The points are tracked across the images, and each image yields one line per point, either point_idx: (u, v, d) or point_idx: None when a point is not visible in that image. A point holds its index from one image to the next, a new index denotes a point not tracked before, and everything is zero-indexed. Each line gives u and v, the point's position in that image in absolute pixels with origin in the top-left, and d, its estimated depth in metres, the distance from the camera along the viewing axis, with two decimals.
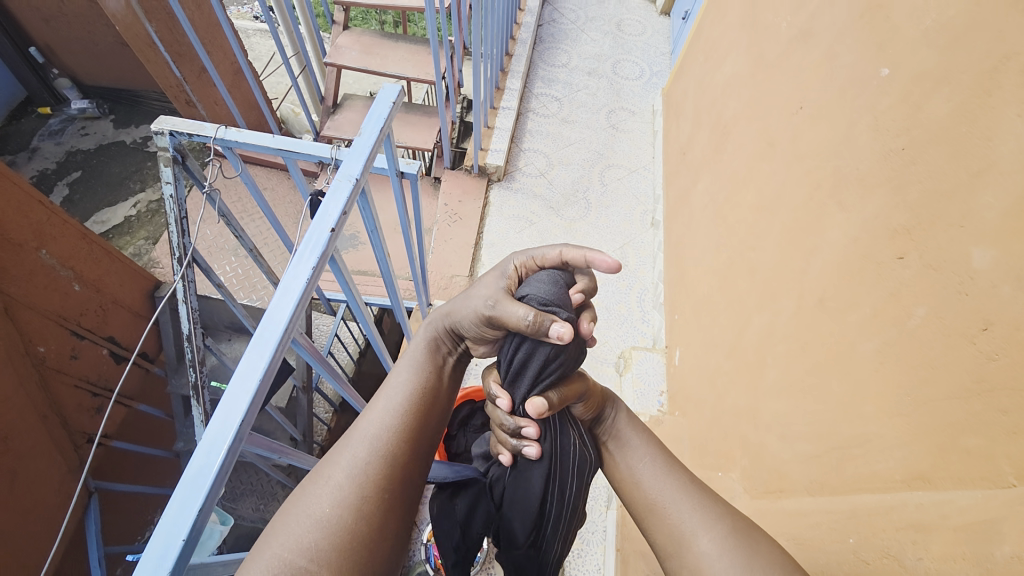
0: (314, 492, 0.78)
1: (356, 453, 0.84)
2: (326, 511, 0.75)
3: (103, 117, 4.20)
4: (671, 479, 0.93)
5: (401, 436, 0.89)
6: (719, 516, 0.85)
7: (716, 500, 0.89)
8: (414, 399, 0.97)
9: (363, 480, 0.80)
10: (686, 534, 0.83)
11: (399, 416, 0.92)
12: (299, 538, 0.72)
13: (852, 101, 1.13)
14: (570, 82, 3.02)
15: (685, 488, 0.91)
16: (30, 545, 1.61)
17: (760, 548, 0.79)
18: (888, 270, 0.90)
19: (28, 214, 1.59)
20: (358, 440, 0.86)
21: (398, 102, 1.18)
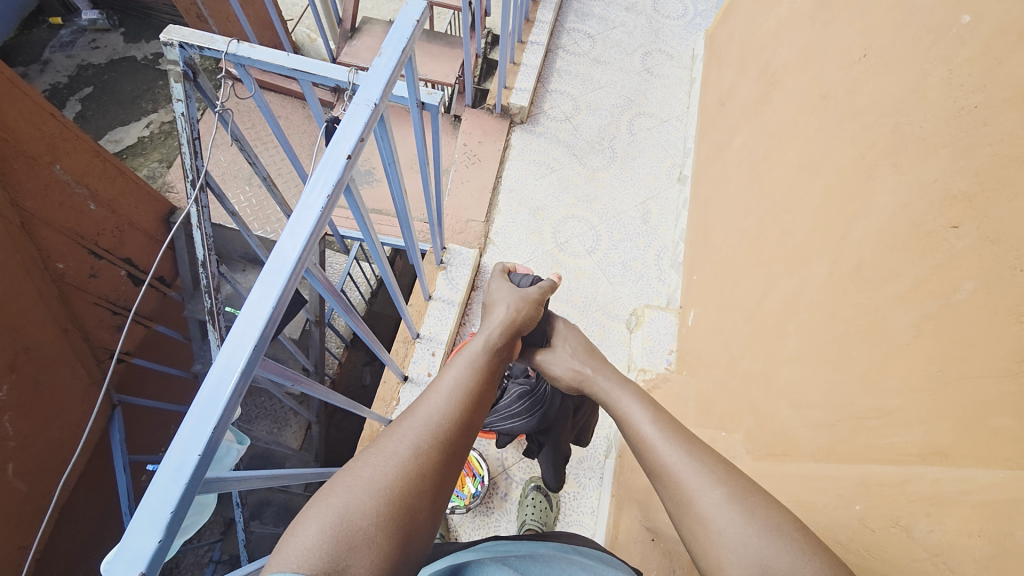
0: (388, 446, 0.76)
1: (431, 417, 0.83)
2: (399, 463, 0.74)
3: (113, 30, 4.03)
4: (672, 444, 0.86)
5: (470, 408, 0.89)
6: (720, 478, 0.78)
7: (720, 462, 0.82)
8: (482, 377, 0.98)
9: (437, 441, 0.80)
10: (688, 494, 0.78)
11: (468, 389, 0.92)
12: (373, 483, 0.70)
13: (926, 50, 1.01)
14: (606, 18, 2.79)
15: (694, 451, 0.84)
16: (53, 450, 1.70)
17: (757, 508, 0.73)
18: (940, 239, 0.84)
19: (39, 125, 1.55)
20: (431, 404, 0.86)
21: (421, 22, 1.09)
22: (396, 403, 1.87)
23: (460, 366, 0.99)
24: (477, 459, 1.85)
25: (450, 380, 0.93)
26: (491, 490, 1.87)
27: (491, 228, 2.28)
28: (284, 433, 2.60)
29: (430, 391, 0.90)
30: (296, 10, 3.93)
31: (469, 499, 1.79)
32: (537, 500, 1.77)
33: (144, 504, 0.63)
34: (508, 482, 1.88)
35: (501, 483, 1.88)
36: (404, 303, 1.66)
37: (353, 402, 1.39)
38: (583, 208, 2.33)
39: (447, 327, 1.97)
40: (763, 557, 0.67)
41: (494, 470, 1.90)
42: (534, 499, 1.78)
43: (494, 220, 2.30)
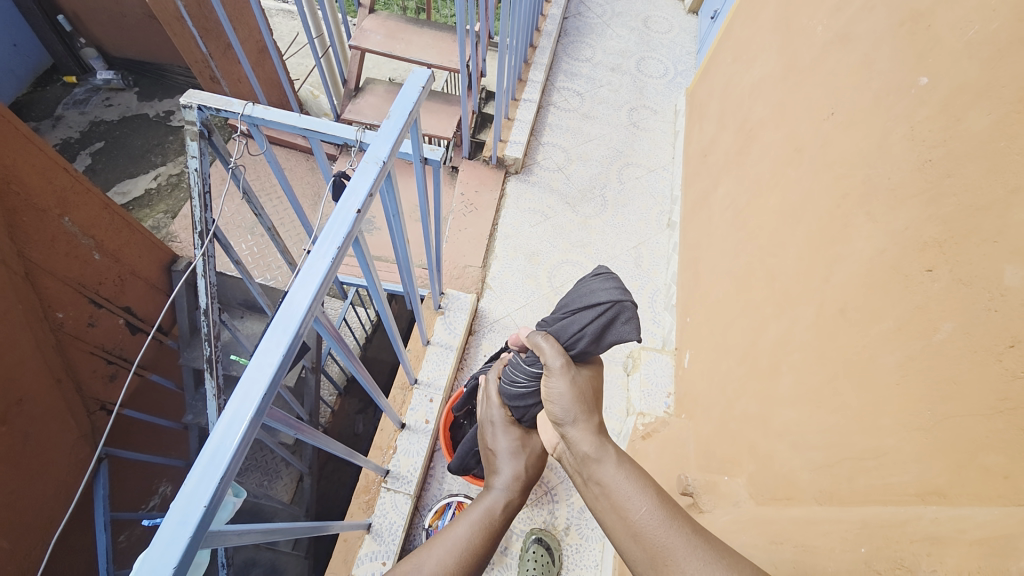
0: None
1: (433, 570, 0.91)
2: None
3: (127, 89, 4.23)
4: (676, 528, 0.86)
5: (470, 569, 0.95)
6: (728, 563, 0.80)
7: (726, 546, 0.83)
8: (491, 532, 1.03)
9: None
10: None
11: (475, 546, 0.98)
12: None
13: (887, 110, 1.11)
14: (593, 77, 3.00)
15: (690, 538, 0.84)
16: (39, 506, 1.65)
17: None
18: (916, 282, 0.90)
19: (52, 179, 1.60)
20: (436, 556, 0.93)
21: (426, 86, 1.18)
22: (393, 451, 1.83)
23: (474, 516, 1.04)
24: None
25: (461, 529, 1.00)
26: None
27: (488, 273, 2.34)
28: (274, 485, 2.53)
29: (439, 539, 0.97)
30: (302, 69, 4.17)
31: None
32: (538, 553, 1.71)
33: (141, 563, 0.62)
34: (508, 534, 1.81)
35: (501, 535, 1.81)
36: (404, 349, 1.67)
37: (351, 451, 1.36)
38: (578, 253, 2.40)
39: (445, 372, 1.97)
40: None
41: None
42: (536, 552, 1.71)
43: (491, 265, 2.36)
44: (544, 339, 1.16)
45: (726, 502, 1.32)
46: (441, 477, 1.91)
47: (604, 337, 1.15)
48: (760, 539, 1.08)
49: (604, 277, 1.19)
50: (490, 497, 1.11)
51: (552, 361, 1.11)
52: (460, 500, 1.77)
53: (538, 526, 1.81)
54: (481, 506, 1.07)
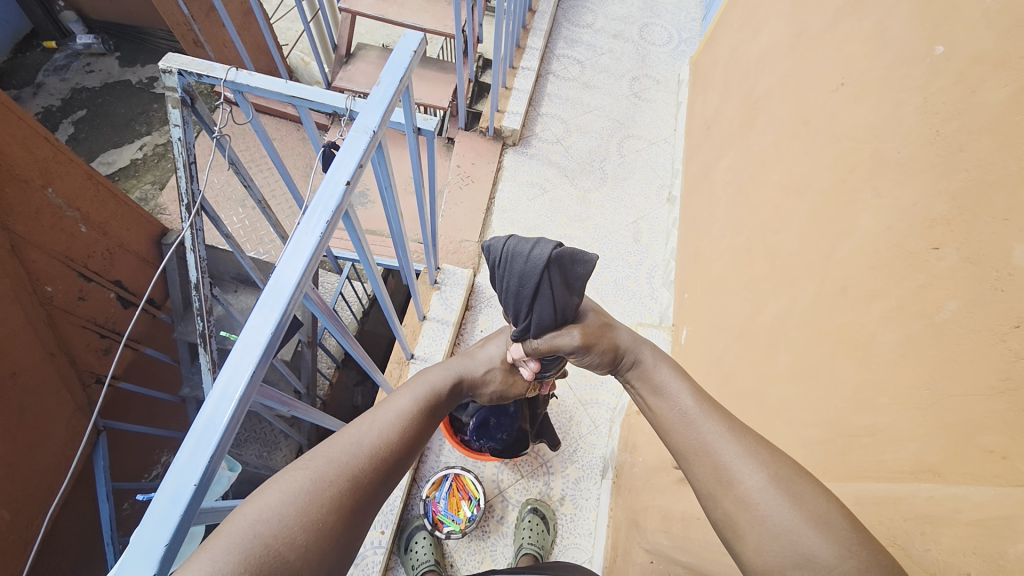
0: (328, 466, 0.75)
1: (376, 442, 0.83)
2: (338, 488, 0.73)
3: (108, 54, 4.07)
4: (711, 422, 0.86)
5: (414, 439, 0.89)
6: (764, 461, 0.78)
7: (759, 441, 0.81)
8: (430, 408, 0.97)
9: (378, 467, 0.80)
10: (728, 477, 0.78)
11: (416, 413, 0.93)
12: (305, 510, 0.69)
13: (900, 80, 1.06)
14: (594, 44, 2.89)
15: (731, 429, 0.84)
16: (39, 476, 1.67)
17: (803, 494, 0.73)
18: (922, 260, 0.87)
19: (32, 149, 1.54)
20: (378, 427, 0.85)
21: (418, 52, 1.12)
22: None
23: (414, 391, 0.98)
24: (473, 482, 1.80)
25: (401, 403, 0.93)
26: (487, 513, 1.84)
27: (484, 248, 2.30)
28: (274, 457, 2.52)
29: (376, 411, 0.90)
30: (291, 34, 4.02)
31: (465, 523, 1.74)
32: (534, 522, 1.75)
33: (137, 536, 0.62)
34: (504, 504, 1.85)
35: (497, 505, 1.85)
36: (399, 325, 1.65)
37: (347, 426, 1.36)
38: (576, 228, 2.36)
39: (441, 348, 1.97)
40: (803, 544, 0.68)
41: (489, 492, 1.87)
42: (531, 521, 1.75)
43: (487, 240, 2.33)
44: (547, 337, 1.05)
45: None
46: (438, 450, 1.92)
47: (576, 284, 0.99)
48: None
49: (515, 245, 0.95)
50: (430, 376, 1.05)
51: (571, 347, 1.05)
52: (457, 472, 1.81)
53: (534, 497, 1.85)
54: (423, 382, 1.02)
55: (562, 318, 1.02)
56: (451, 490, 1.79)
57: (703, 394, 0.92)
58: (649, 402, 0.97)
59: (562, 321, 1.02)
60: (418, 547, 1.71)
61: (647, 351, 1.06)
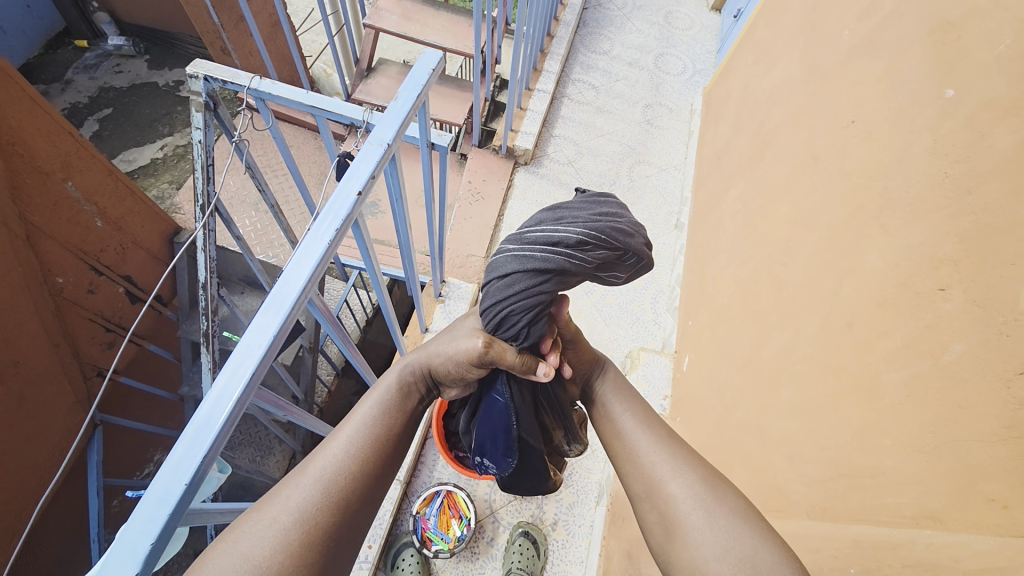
0: (272, 506, 0.74)
1: (324, 472, 0.81)
2: (282, 528, 0.72)
3: (137, 57, 4.20)
4: (645, 431, 0.97)
5: (372, 461, 0.86)
6: (689, 464, 0.89)
7: (689, 452, 0.92)
8: (391, 424, 0.94)
9: (330, 498, 0.78)
10: (658, 478, 0.88)
11: (376, 432, 0.91)
12: (245, 555, 0.68)
13: (910, 121, 1.08)
14: (610, 71, 2.94)
15: (660, 438, 0.95)
16: (31, 467, 1.67)
17: (723, 495, 0.82)
18: (928, 301, 0.87)
19: (56, 143, 1.58)
20: (328, 456, 0.83)
21: (437, 70, 1.15)
22: None
23: (372, 406, 0.95)
24: (464, 500, 1.77)
25: (357, 424, 0.91)
26: (477, 533, 1.81)
27: None
28: (267, 462, 2.49)
29: (331, 437, 0.88)
30: (315, 46, 4.14)
31: (454, 542, 1.71)
32: (524, 547, 1.72)
33: (123, 534, 0.62)
34: (495, 525, 1.81)
35: (488, 526, 1.81)
36: (401, 335, 1.64)
37: None
38: None
39: None
40: (740, 549, 0.74)
41: (481, 512, 1.84)
42: (521, 545, 1.72)
43: None
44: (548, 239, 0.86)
45: None
46: (431, 465, 1.90)
47: (598, 244, 0.86)
48: None
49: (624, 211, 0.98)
50: (386, 378, 1.01)
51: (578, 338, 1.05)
52: (449, 489, 1.78)
53: (525, 520, 1.81)
54: (380, 390, 0.98)
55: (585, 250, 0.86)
56: (442, 507, 1.76)
57: (648, 412, 1.02)
58: (606, 416, 1.05)
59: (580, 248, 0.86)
60: (405, 564, 1.68)
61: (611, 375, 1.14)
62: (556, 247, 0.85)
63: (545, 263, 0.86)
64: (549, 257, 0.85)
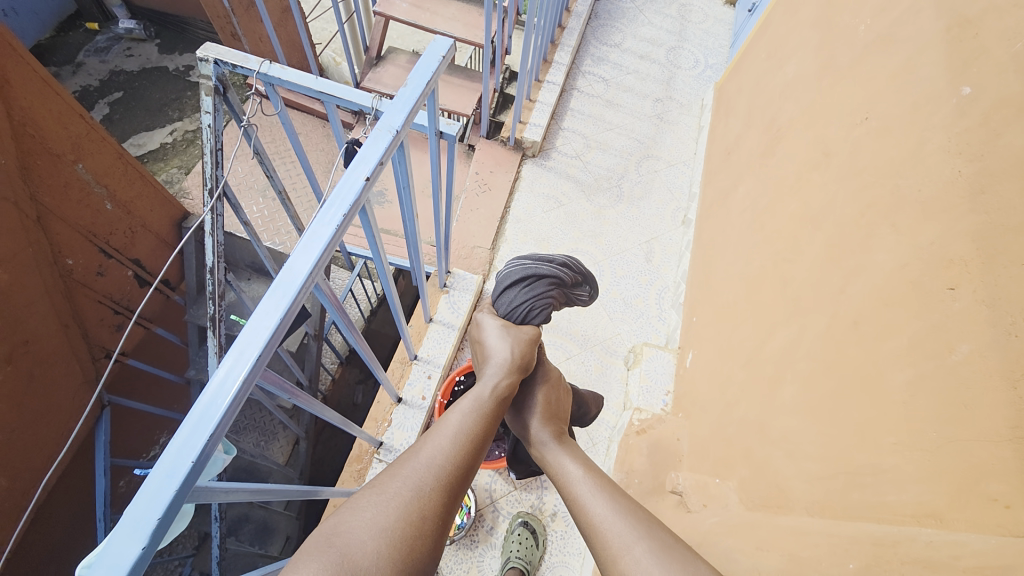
0: (393, 481, 0.75)
1: (434, 453, 0.82)
2: (402, 499, 0.72)
3: (148, 40, 4.21)
4: (601, 501, 0.85)
5: (474, 449, 0.87)
6: (644, 533, 0.77)
7: (648, 516, 0.81)
8: (489, 417, 0.95)
9: (440, 478, 0.78)
10: (612, 553, 0.76)
11: (475, 424, 0.92)
12: (373, 521, 0.68)
13: (924, 119, 1.06)
14: (621, 64, 2.92)
15: (622, 506, 0.84)
16: (39, 445, 1.70)
17: (685, 563, 0.72)
18: (937, 300, 0.86)
19: (67, 125, 1.59)
20: (434, 441, 0.84)
21: (445, 57, 1.14)
22: (388, 424, 1.84)
23: (467, 405, 0.96)
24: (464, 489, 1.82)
25: (455, 416, 0.92)
26: (477, 522, 1.82)
27: (496, 255, 2.32)
28: (270, 446, 2.56)
29: (433, 429, 0.88)
30: (325, 34, 4.13)
31: (454, 529, 1.76)
32: (523, 536, 1.73)
33: (129, 511, 0.63)
34: (495, 514, 1.83)
35: (487, 515, 1.83)
36: (406, 325, 1.64)
37: (346, 421, 1.36)
38: (589, 243, 2.37)
39: (445, 351, 1.98)
40: None
41: (481, 502, 1.86)
42: (520, 535, 1.74)
43: (500, 247, 2.34)
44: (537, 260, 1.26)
45: (716, 503, 1.34)
46: None
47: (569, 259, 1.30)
48: (747, 544, 1.08)
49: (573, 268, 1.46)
50: (478, 386, 1.04)
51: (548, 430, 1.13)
52: None
53: (525, 510, 1.83)
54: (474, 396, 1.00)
55: (561, 264, 1.28)
56: None
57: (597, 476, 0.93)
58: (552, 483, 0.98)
59: (559, 262, 1.27)
60: None
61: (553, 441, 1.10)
62: (543, 264, 1.25)
63: (543, 269, 1.24)
64: (543, 263, 1.25)
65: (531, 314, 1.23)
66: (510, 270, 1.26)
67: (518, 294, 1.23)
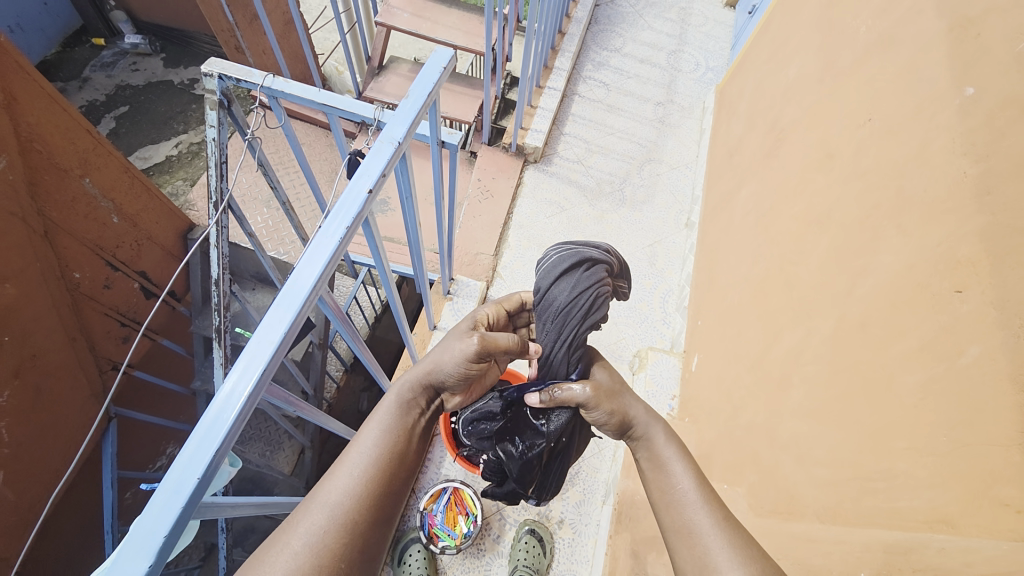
0: (321, 493, 0.85)
1: (358, 461, 0.91)
2: (331, 511, 0.83)
3: (153, 55, 4.27)
4: (708, 512, 0.89)
5: (399, 449, 0.96)
6: (747, 558, 0.80)
7: (750, 541, 0.84)
8: (411, 416, 1.03)
9: (364, 482, 0.88)
10: (711, 565, 0.81)
11: (393, 421, 1.00)
12: (306, 535, 0.79)
13: (927, 119, 1.05)
14: (621, 69, 2.93)
15: (719, 521, 0.87)
16: (48, 458, 1.71)
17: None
18: (945, 302, 0.85)
19: (74, 140, 1.61)
20: (359, 450, 0.93)
21: (447, 68, 1.15)
22: None
23: (391, 401, 1.04)
24: (471, 498, 1.79)
25: (378, 419, 1.00)
26: (484, 530, 1.81)
27: (499, 261, 2.32)
28: (276, 456, 2.53)
29: (360, 436, 0.97)
30: (327, 44, 4.18)
31: (461, 539, 1.73)
32: (530, 544, 1.72)
33: (137, 527, 0.63)
34: (501, 522, 1.82)
35: (494, 523, 1.82)
36: (410, 333, 1.64)
37: (350, 431, 1.36)
38: None
39: None
40: None
41: (487, 510, 1.85)
42: (528, 543, 1.72)
43: (503, 254, 2.34)
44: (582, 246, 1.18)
45: None
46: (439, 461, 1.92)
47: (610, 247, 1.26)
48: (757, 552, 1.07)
49: None
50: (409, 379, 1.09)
51: (582, 397, 1.13)
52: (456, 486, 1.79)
53: (532, 518, 1.82)
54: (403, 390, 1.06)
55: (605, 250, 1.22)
56: (449, 504, 1.78)
57: (705, 487, 0.95)
58: (648, 476, 1.02)
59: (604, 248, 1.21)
60: (411, 560, 1.70)
61: (659, 429, 1.09)
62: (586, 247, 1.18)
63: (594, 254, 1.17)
64: (591, 248, 1.19)
65: (596, 300, 1.13)
66: (558, 259, 1.16)
67: (577, 280, 1.13)
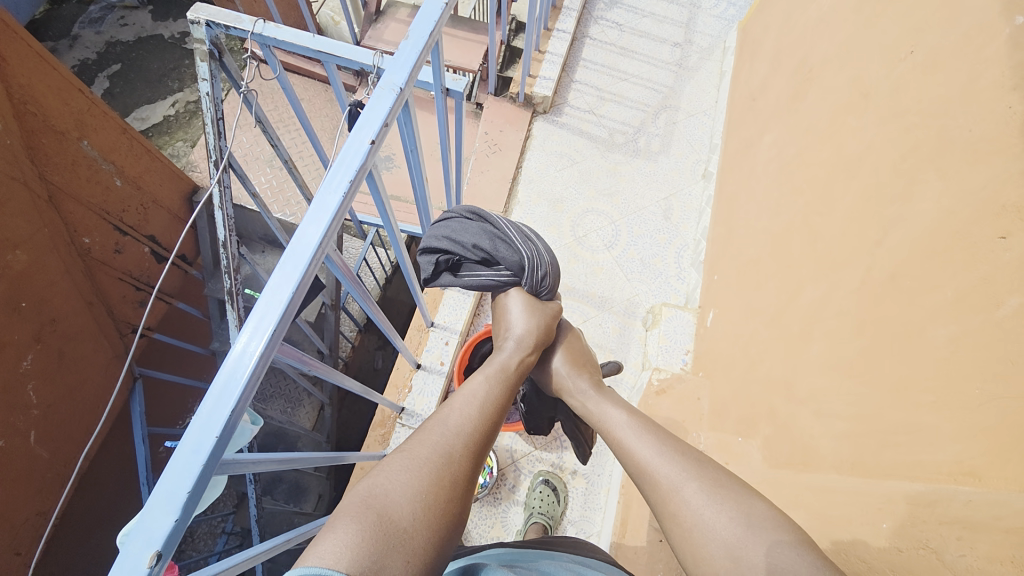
0: (421, 447, 0.82)
1: (458, 422, 0.90)
2: (433, 464, 0.80)
3: (141, 8, 4.07)
4: (651, 444, 0.96)
5: (495, 413, 0.97)
6: (700, 473, 0.88)
7: (704, 459, 0.92)
8: (507, 390, 1.05)
9: (467, 444, 0.87)
10: (667, 490, 0.87)
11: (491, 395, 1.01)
12: (406, 483, 0.75)
13: (976, 50, 0.96)
14: (635, 6, 2.72)
15: (680, 451, 0.94)
16: (76, 417, 1.77)
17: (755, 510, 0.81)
18: (986, 251, 0.80)
19: (68, 101, 1.56)
20: (456, 411, 0.93)
21: (449, 5, 1.06)
22: (409, 390, 1.86)
23: (484, 380, 1.06)
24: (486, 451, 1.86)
25: (473, 390, 1.01)
26: (500, 481, 1.88)
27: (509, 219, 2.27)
28: (297, 412, 2.61)
29: (454, 400, 0.97)
30: None
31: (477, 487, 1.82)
32: (545, 493, 1.78)
33: (161, 482, 0.64)
34: (517, 473, 1.88)
35: (510, 474, 1.88)
36: (421, 293, 1.62)
37: (367, 389, 1.37)
38: (604, 203, 2.29)
39: (461, 317, 1.97)
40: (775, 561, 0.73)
41: (502, 461, 1.90)
42: (542, 492, 1.78)
43: (513, 210, 2.28)
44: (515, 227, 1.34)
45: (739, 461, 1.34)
46: None
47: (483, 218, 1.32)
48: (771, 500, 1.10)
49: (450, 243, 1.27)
50: (502, 359, 1.16)
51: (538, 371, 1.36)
52: None
53: (546, 469, 1.87)
54: (491, 367, 1.12)
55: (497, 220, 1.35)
56: None
57: (649, 427, 1.02)
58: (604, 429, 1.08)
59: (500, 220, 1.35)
60: None
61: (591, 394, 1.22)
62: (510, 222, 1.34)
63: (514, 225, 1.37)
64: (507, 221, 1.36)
65: None
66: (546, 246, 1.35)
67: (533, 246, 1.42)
